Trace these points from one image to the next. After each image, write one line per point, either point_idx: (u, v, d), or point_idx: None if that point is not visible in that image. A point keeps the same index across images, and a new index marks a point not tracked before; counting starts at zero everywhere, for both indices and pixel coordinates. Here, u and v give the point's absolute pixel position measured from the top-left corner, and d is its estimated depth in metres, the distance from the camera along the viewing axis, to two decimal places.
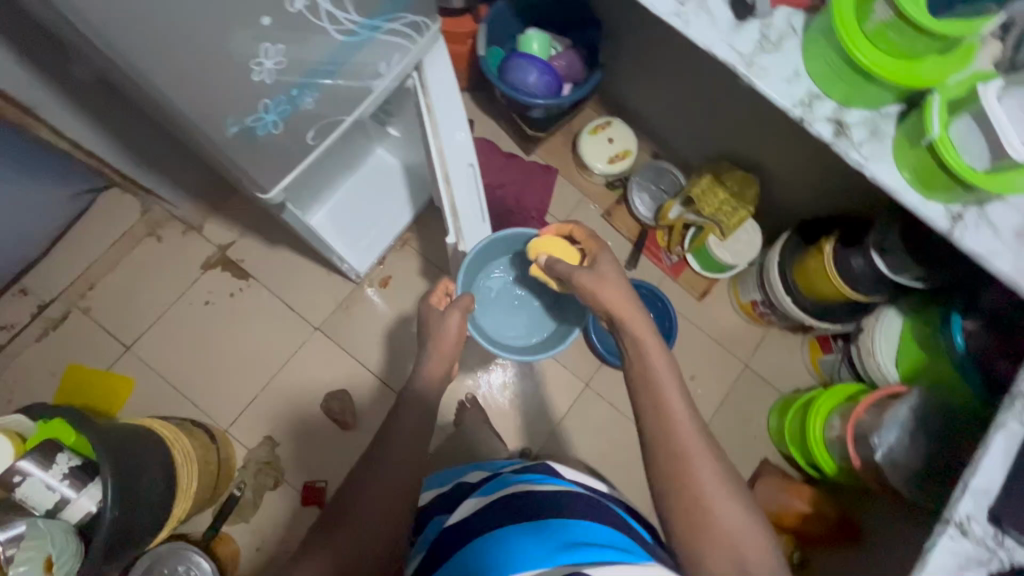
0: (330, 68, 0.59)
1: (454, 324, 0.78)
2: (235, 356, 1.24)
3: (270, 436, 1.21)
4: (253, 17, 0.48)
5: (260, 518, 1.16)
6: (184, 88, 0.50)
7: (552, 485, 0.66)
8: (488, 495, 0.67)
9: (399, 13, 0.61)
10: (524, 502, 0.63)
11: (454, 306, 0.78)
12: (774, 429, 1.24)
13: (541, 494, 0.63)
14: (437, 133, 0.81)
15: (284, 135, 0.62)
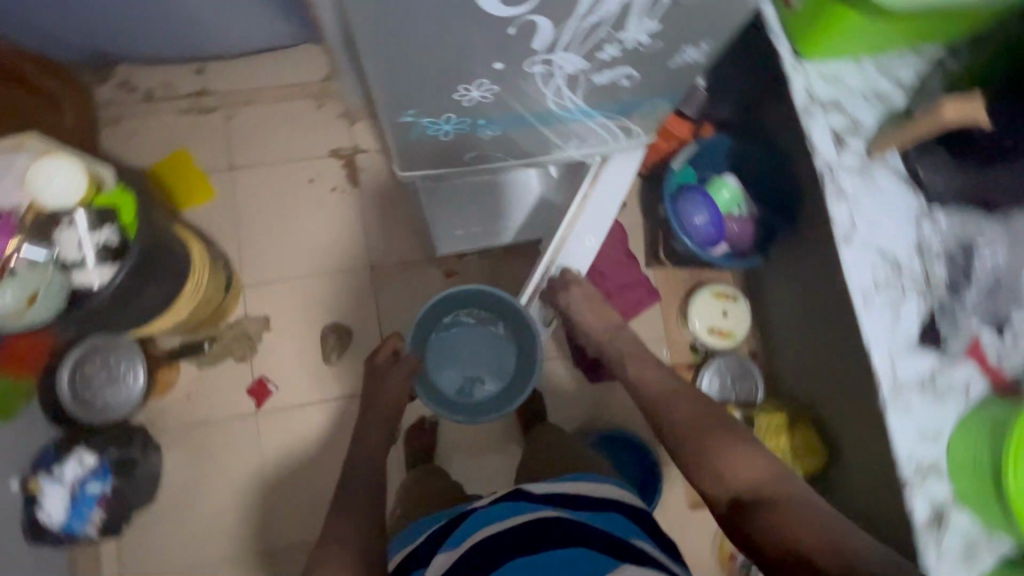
0: (527, 121, 0.56)
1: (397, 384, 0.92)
2: (297, 237, 1.29)
3: (268, 318, 1.24)
4: (488, 60, 0.44)
5: (210, 374, 1.21)
6: (385, 83, 0.46)
7: (525, 517, 0.67)
8: (458, 546, 0.67)
9: (616, 116, 0.59)
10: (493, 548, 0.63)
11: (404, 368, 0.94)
12: None
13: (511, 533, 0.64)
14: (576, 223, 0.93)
15: (447, 145, 0.59)
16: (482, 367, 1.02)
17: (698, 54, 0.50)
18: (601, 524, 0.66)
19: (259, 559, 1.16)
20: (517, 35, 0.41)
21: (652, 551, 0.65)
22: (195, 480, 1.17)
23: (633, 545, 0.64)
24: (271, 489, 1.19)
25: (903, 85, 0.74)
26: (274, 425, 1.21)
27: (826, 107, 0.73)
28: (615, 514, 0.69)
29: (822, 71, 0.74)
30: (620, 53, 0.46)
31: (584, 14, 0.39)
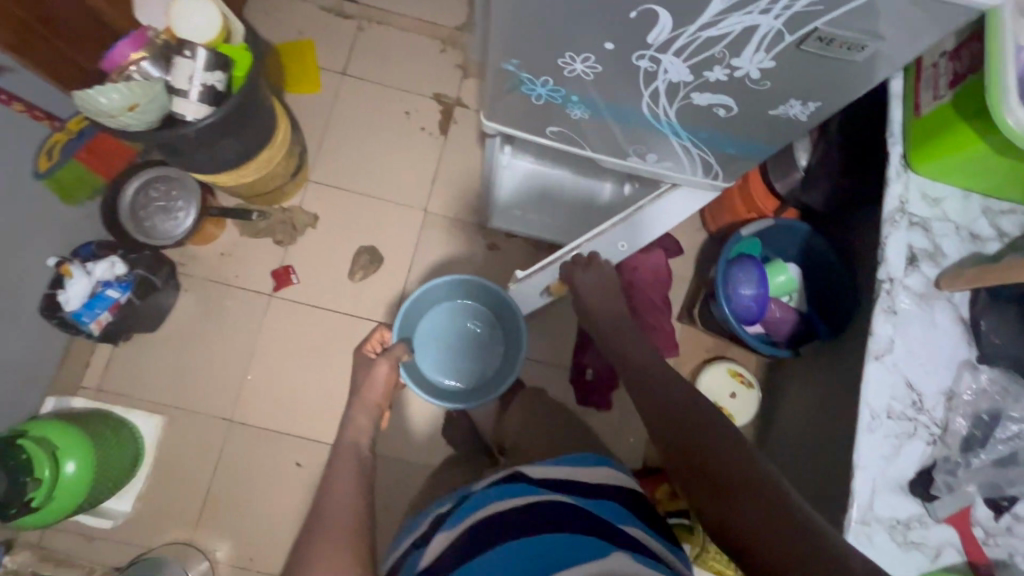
0: (614, 115, 0.56)
1: (379, 374, 0.90)
2: (372, 157, 1.35)
3: (316, 217, 1.31)
4: (600, 37, 0.45)
5: (247, 243, 1.29)
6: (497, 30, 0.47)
7: (517, 498, 0.64)
8: (455, 527, 0.64)
9: (701, 144, 0.59)
10: (485, 527, 0.61)
11: (385, 358, 0.91)
12: None
13: (502, 513, 0.61)
14: (620, 225, 0.89)
15: (534, 109, 0.59)
16: (471, 352, 1.13)
17: (799, 112, 0.50)
18: (594, 509, 0.63)
19: (218, 420, 1.24)
20: (636, 21, 0.42)
21: (646, 538, 0.61)
22: (198, 328, 1.26)
23: (624, 528, 0.60)
24: (255, 365, 1.26)
25: (1002, 235, 0.71)
26: (282, 311, 1.28)
27: (912, 223, 0.70)
28: (609, 501, 0.65)
29: (925, 187, 0.71)
30: (725, 79, 0.46)
31: (705, 24, 0.40)
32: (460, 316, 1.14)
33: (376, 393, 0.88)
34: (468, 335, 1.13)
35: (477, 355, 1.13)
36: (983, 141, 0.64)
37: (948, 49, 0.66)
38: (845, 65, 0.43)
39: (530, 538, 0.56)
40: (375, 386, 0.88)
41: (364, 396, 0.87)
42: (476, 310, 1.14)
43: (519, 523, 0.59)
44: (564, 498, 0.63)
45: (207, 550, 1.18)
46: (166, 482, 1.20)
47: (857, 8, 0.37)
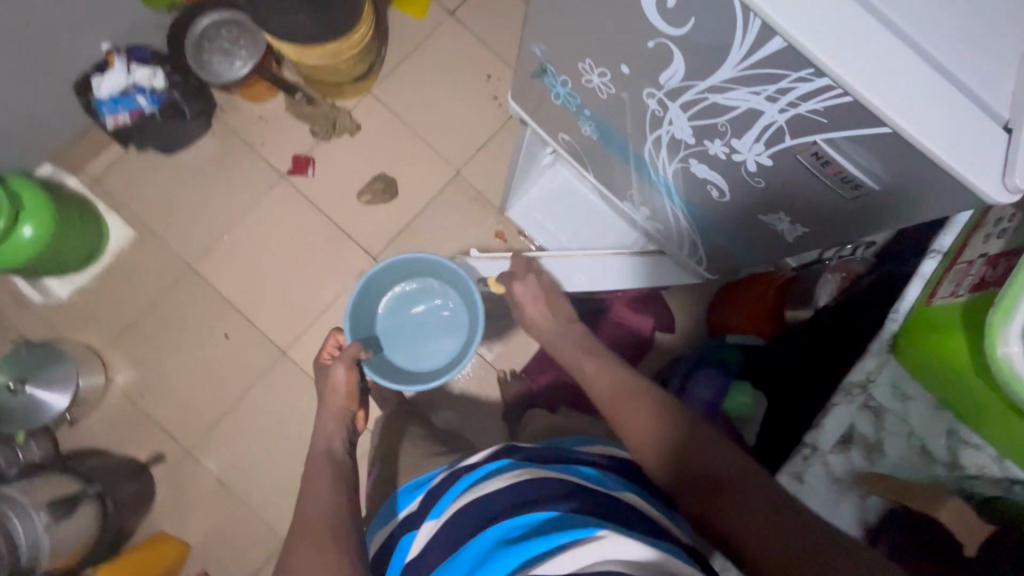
0: (617, 145, 0.55)
1: (339, 376, 0.83)
2: (436, 100, 1.34)
3: (359, 129, 1.32)
4: (620, 57, 0.44)
5: (288, 121, 1.31)
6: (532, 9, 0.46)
7: (500, 477, 0.62)
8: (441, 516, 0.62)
9: (687, 213, 0.57)
10: (468, 515, 0.59)
11: (341, 359, 0.84)
12: None
13: (486, 496, 0.59)
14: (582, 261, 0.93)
15: (551, 107, 0.58)
16: (424, 339, 1.05)
17: (787, 230, 0.51)
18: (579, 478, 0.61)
19: (180, 261, 1.26)
20: (652, 53, 0.41)
21: (635, 499, 0.60)
22: (205, 172, 1.29)
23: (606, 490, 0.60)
24: (236, 230, 1.28)
25: (954, 466, 0.59)
26: (284, 196, 1.30)
27: (868, 405, 0.59)
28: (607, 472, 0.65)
29: (898, 378, 0.61)
30: (723, 157, 0.46)
31: (716, 86, 0.40)
32: (392, 311, 1.05)
33: (340, 397, 0.82)
34: (412, 324, 1.05)
35: (434, 340, 1.05)
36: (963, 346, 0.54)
37: (991, 252, 0.54)
38: (837, 195, 0.43)
39: (510, 521, 0.55)
40: (339, 392, 0.82)
41: (327, 401, 0.82)
42: (406, 295, 1.06)
43: (514, 499, 0.57)
44: (560, 473, 0.61)
45: (109, 369, 1.22)
46: (107, 290, 1.24)
47: (861, 138, 0.37)
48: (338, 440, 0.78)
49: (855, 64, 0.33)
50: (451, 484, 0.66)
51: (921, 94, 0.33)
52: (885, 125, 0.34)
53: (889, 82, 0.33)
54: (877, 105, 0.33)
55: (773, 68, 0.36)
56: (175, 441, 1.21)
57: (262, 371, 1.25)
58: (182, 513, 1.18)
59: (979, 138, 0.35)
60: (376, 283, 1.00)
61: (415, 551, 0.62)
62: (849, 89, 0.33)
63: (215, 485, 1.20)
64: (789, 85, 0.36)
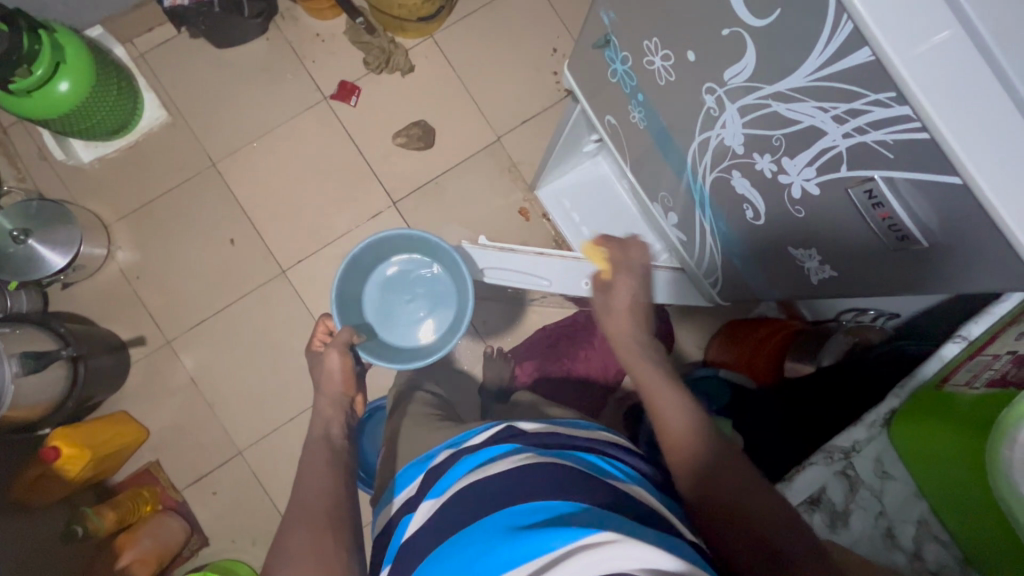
0: (662, 140, 0.52)
1: (331, 361, 0.82)
2: (495, 61, 1.31)
3: (412, 70, 1.29)
4: (688, 41, 0.41)
5: (344, 46, 1.29)
6: None
7: (509, 462, 0.49)
8: (439, 497, 0.51)
9: (714, 228, 0.54)
10: (467, 503, 0.47)
11: (334, 346, 0.83)
12: (133, 496, 1.13)
13: (490, 483, 0.47)
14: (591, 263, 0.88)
15: (605, 84, 0.55)
16: (421, 311, 1.04)
17: (812, 271, 0.48)
18: (599, 472, 0.48)
19: (205, 156, 1.26)
20: (723, 42, 0.38)
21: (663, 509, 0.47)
22: (251, 74, 1.28)
23: (636, 492, 0.47)
24: (266, 140, 1.27)
25: (916, 557, 0.56)
26: (321, 117, 1.28)
27: (846, 472, 0.57)
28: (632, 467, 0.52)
29: (884, 453, 0.58)
30: (768, 175, 0.43)
31: (781, 93, 0.37)
32: (382, 291, 1.03)
33: (337, 384, 0.80)
34: (406, 302, 1.03)
35: (431, 312, 1.04)
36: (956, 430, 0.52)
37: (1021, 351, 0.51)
38: (878, 244, 0.40)
39: (515, 512, 0.43)
40: (335, 377, 0.80)
41: (324, 388, 0.79)
42: (392, 271, 1.04)
43: (521, 489, 0.45)
44: (578, 463, 0.49)
45: (113, 243, 1.23)
46: (131, 167, 1.25)
47: (925, 184, 0.34)
48: (335, 425, 0.74)
49: (941, 99, 0.30)
50: (453, 464, 0.54)
51: (1012, 148, 0.30)
52: (956, 174, 0.32)
53: (975, 128, 0.30)
54: (953, 148, 0.31)
55: (851, 83, 0.33)
56: (159, 329, 1.22)
57: (258, 283, 1.25)
58: (149, 399, 1.20)
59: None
60: (359, 269, 0.98)
61: (405, 538, 0.50)
62: (928, 123, 0.31)
63: (187, 381, 1.21)
64: (863, 106, 0.34)
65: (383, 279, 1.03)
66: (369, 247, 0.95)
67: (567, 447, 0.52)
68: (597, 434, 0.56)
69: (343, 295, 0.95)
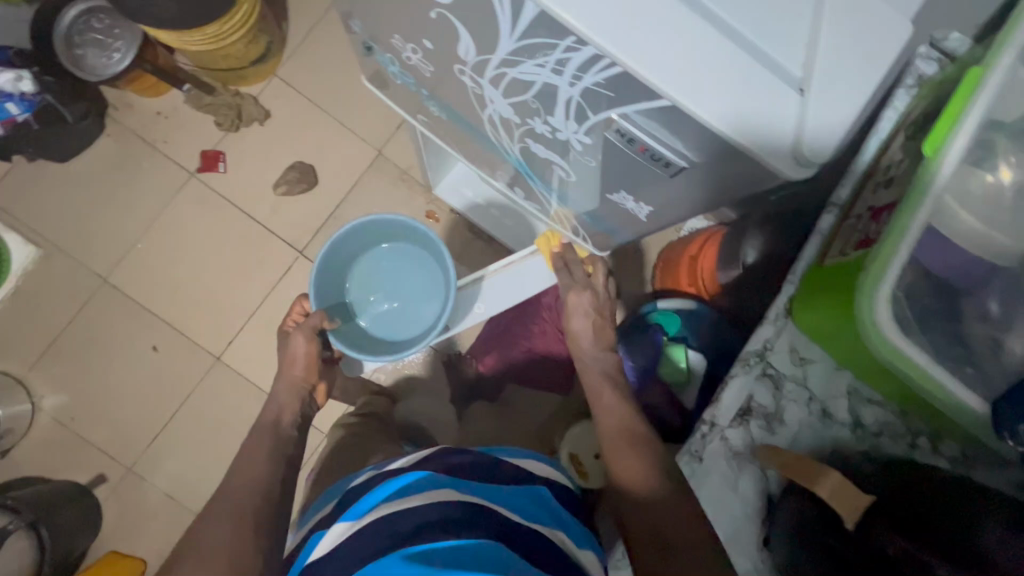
0: (464, 124, 0.49)
1: (298, 344, 0.81)
2: (346, 76, 1.25)
3: (269, 115, 1.24)
4: (417, 31, 0.38)
5: (192, 115, 1.23)
6: None
7: (424, 493, 0.54)
8: (353, 522, 0.55)
9: (548, 190, 0.52)
10: (368, 532, 0.52)
11: (303, 329, 0.81)
12: None
13: (400, 511, 0.52)
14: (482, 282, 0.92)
15: (398, 88, 0.52)
16: (401, 301, 1.00)
17: (637, 209, 0.46)
18: (505, 506, 0.55)
19: (93, 276, 1.20)
20: (438, 25, 0.35)
21: (560, 536, 0.56)
22: (108, 178, 1.21)
23: (533, 527, 0.54)
24: (149, 237, 1.22)
25: (857, 426, 0.57)
26: (196, 196, 1.22)
27: (766, 374, 0.57)
28: (539, 496, 0.60)
29: (797, 342, 0.58)
30: (549, 136, 0.40)
31: (506, 59, 0.34)
32: (368, 278, 0.99)
33: (299, 368, 0.81)
34: (389, 289, 0.99)
35: (415, 300, 1.00)
36: (840, 303, 0.51)
37: (879, 205, 0.53)
38: (663, 177, 0.39)
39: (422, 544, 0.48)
40: (297, 364, 0.81)
41: (285, 373, 0.81)
42: (380, 257, 0.99)
43: (423, 521, 0.51)
44: (490, 501, 0.55)
45: (35, 394, 1.18)
46: (21, 312, 1.18)
47: (655, 111, 0.32)
48: (288, 412, 0.79)
49: (626, 36, 0.28)
50: (367, 492, 0.59)
51: (710, 60, 0.29)
52: (664, 97, 0.30)
53: (669, 54, 0.29)
54: (647, 78, 0.29)
55: (544, 36, 0.30)
56: (115, 459, 1.18)
57: (195, 379, 1.20)
58: (131, 531, 1.17)
59: (781, 99, 0.31)
60: (341, 254, 0.94)
61: (313, 556, 0.55)
62: (618, 60, 0.29)
63: (162, 499, 1.18)
64: (563, 55, 0.31)
65: (364, 266, 0.99)
66: (348, 233, 0.90)
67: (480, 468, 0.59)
68: (522, 464, 0.64)
69: (322, 298, 0.91)
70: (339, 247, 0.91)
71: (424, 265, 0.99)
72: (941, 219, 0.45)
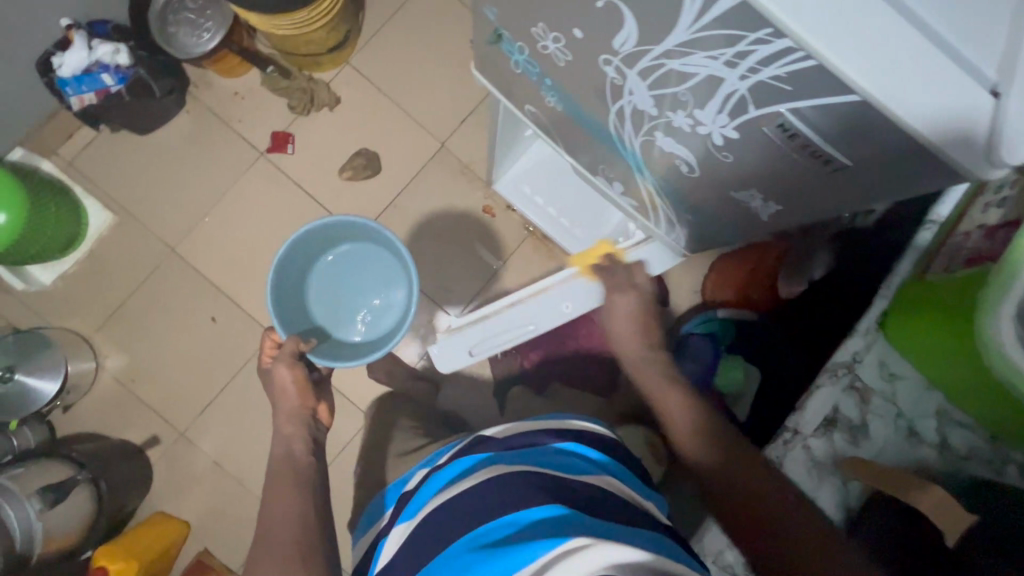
0: (583, 117, 0.51)
1: (283, 375, 0.80)
2: (415, 69, 1.28)
3: (339, 101, 1.27)
4: (569, 21, 0.39)
5: (267, 97, 1.27)
6: None
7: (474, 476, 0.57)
8: (415, 518, 0.59)
9: (653, 184, 0.54)
10: (448, 516, 0.54)
11: (279, 359, 0.81)
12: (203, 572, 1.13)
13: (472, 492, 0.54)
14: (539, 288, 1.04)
15: (514, 76, 0.54)
16: (372, 296, 1.03)
17: (758, 206, 0.47)
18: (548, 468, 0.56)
19: (162, 245, 1.25)
20: (602, 15, 0.36)
21: (622, 488, 0.57)
22: (183, 153, 1.26)
23: (584, 481, 0.55)
24: (217, 211, 1.26)
25: (944, 447, 0.56)
26: (264, 175, 1.26)
27: (854, 387, 0.57)
28: (581, 451, 0.61)
29: (886, 357, 0.58)
30: (688, 130, 0.41)
31: (670, 51, 0.35)
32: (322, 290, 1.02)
33: (292, 397, 0.80)
34: (354, 292, 1.02)
35: (382, 295, 1.03)
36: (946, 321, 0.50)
37: (989, 223, 0.52)
38: (806, 170, 0.39)
39: (481, 529, 0.50)
40: (289, 392, 0.80)
41: (280, 405, 0.80)
42: (332, 266, 1.02)
43: (482, 504, 0.52)
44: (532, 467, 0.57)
45: (99, 354, 1.22)
46: (92, 275, 1.24)
47: (830, 106, 0.32)
48: (297, 442, 0.77)
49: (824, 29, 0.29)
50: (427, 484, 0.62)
51: (900, 58, 0.30)
52: (853, 92, 0.30)
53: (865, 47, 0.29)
54: (844, 71, 0.29)
55: (730, 28, 0.31)
56: (169, 423, 1.22)
57: (250, 352, 1.24)
58: (178, 494, 1.20)
59: (967, 101, 0.31)
60: (295, 274, 0.96)
61: (391, 555, 0.58)
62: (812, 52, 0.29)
63: (210, 465, 1.21)
64: (747, 47, 0.31)
65: (321, 278, 1.01)
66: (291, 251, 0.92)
67: (524, 444, 0.62)
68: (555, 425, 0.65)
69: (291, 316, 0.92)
70: (292, 264, 0.93)
71: (378, 260, 1.03)
72: None
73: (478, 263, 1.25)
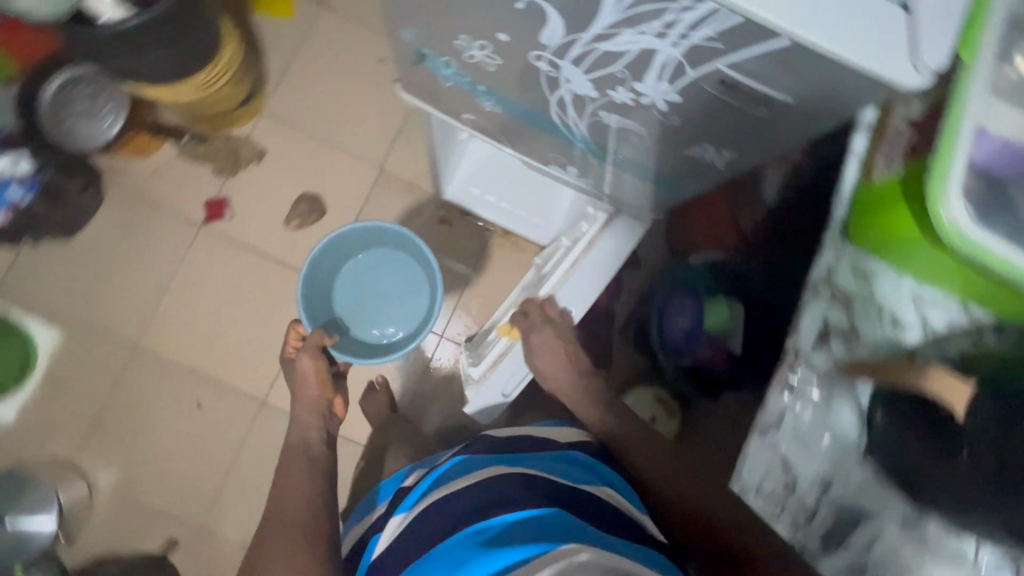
0: (524, 112, 0.52)
1: (306, 366, 0.86)
2: (332, 100, 1.25)
3: (265, 152, 1.23)
4: (492, 27, 0.39)
5: (189, 167, 1.22)
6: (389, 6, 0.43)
7: (477, 474, 0.69)
8: (411, 513, 0.70)
9: (607, 156, 0.55)
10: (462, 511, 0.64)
11: (305, 350, 0.86)
12: None
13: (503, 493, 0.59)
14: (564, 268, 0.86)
15: (445, 89, 0.54)
16: (394, 304, 1.01)
17: (713, 156, 0.49)
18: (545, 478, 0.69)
19: (122, 345, 1.19)
20: (524, 14, 0.36)
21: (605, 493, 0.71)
22: (116, 246, 1.20)
23: (572, 486, 0.69)
24: (170, 296, 1.21)
25: (927, 327, 0.60)
26: (208, 246, 1.22)
27: (836, 296, 0.60)
28: (568, 461, 0.74)
29: (857, 261, 0.61)
30: (631, 102, 0.43)
31: (600, 34, 0.36)
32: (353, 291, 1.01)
33: (313, 387, 0.87)
34: (381, 294, 1.01)
35: (405, 301, 1.01)
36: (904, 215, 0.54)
37: (915, 115, 0.55)
38: (750, 114, 0.41)
39: (476, 525, 0.62)
40: (309, 382, 0.86)
41: (300, 393, 0.86)
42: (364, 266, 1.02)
43: (486, 498, 0.65)
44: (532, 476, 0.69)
45: (88, 474, 1.16)
46: (57, 396, 1.17)
47: (764, 53, 0.34)
48: (312, 430, 0.84)
49: None
50: (430, 483, 0.72)
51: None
52: (782, 36, 0.31)
53: None
54: (771, 19, 0.30)
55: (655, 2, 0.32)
56: (182, 522, 1.17)
57: (246, 426, 1.20)
58: None
59: (884, 17, 0.32)
60: (324, 268, 0.96)
61: (383, 546, 0.69)
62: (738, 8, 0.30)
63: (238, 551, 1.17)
64: (674, 16, 0.32)
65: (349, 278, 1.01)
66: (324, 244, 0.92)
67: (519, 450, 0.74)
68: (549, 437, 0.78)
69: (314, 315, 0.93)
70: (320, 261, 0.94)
71: (410, 265, 1.01)
72: (990, 113, 0.47)
73: (449, 276, 1.24)
